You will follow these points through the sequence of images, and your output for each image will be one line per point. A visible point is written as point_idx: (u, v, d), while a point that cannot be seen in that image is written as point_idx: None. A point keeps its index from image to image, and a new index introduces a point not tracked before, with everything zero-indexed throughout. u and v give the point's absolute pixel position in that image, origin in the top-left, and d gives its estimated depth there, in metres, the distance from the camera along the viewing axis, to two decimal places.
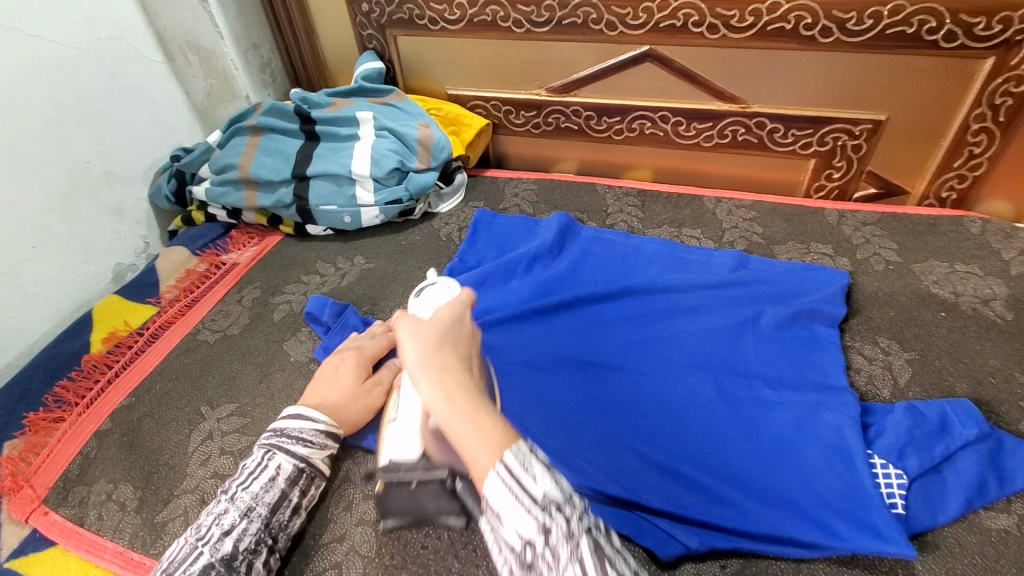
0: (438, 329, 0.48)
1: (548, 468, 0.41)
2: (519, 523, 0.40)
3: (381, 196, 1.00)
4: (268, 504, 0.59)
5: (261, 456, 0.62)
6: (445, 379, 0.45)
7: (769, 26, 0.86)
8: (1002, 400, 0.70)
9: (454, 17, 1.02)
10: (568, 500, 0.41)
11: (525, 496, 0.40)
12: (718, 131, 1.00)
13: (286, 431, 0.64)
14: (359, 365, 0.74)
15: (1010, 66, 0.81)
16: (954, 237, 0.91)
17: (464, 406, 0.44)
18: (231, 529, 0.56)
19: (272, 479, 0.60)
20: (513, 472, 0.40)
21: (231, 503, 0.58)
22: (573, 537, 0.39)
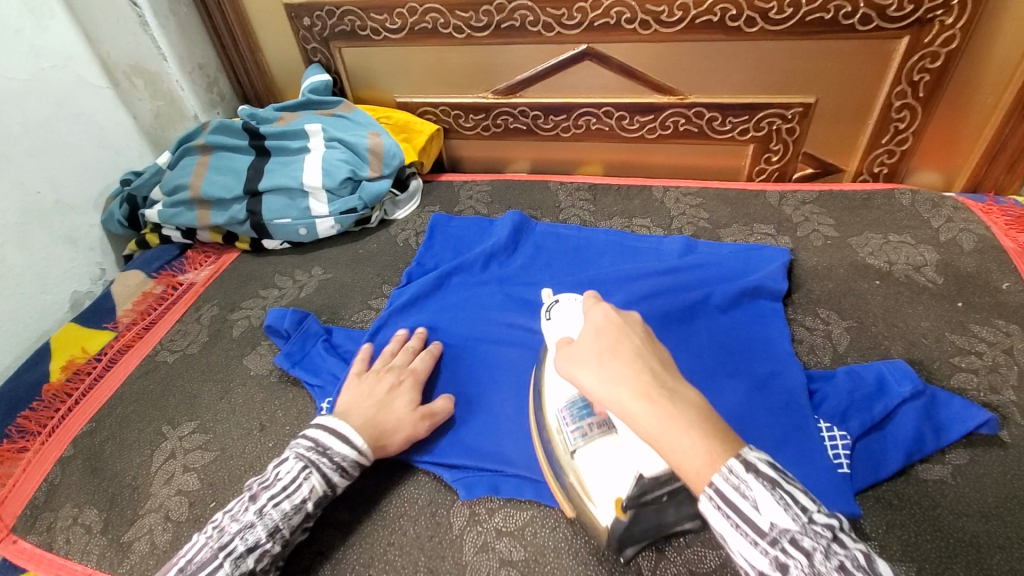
0: (608, 338, 0.50)
1: (770, 492, 0.41)
2: (748, 552, 0.42)
3: (335, 205, 1.00)
4: (292, 526, 0.58)
5: (291, 471, 0.60)
6: (633, 383, 0.46)
7: (697, 19, 0.90)
8: (933, 359, 0.74)
9: (395, 26, 1.03)
10: (804, 531, 0.40)
11: (748, 529, 0.42)
12: (660, 123, 1.03)
13: (328, 452, 0.61)
14: (411, 389, 0.71)
15: (924, 44, 0.86)
16: (887, 209, 0.96)
17: (663, 415, 0.44)
18: (254, 550, 0.55)
19: (303, 502, 0.59)
20: (730, 503, 0.42)
21: (259, 518, 0.57)
22: (817, 572, 0.39)
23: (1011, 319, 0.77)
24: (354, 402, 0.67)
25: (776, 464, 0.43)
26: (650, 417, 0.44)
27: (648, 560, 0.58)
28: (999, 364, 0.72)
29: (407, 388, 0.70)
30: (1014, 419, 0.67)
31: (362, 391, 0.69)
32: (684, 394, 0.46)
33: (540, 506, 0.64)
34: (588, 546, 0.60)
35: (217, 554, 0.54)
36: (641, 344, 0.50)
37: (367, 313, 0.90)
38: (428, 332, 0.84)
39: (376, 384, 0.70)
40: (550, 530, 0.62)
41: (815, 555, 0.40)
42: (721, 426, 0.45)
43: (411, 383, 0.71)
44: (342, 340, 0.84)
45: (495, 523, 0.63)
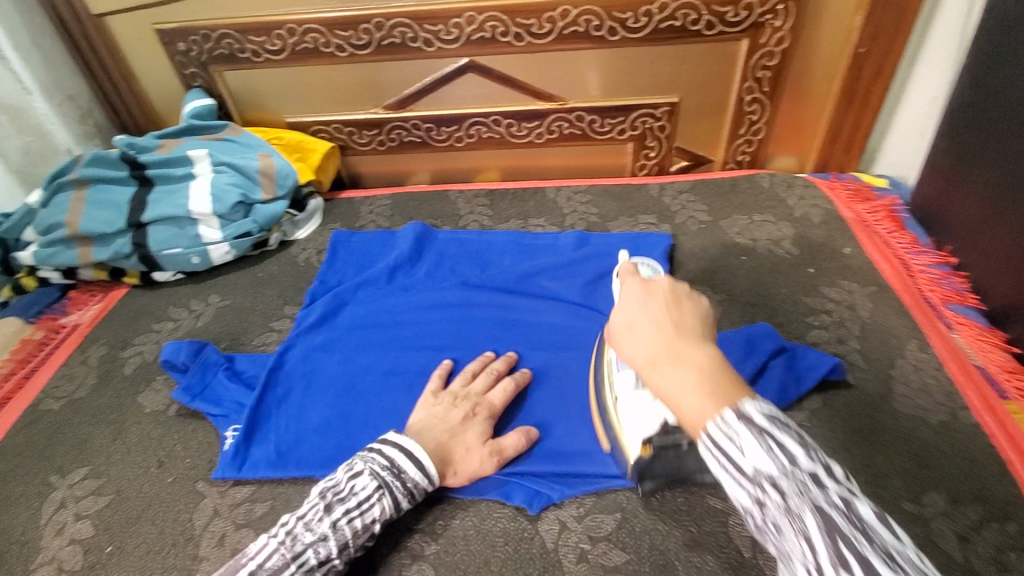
0: (631, 306, 0.53)
1: (759, 440, 0.39)
2: (734, 491, 0.40)
3: (228, 230, 0.98)
4: (359, 544, 0.58)
5: (364, 487, 0.59)
6: (646, 351, 0.49)
7: (565, 29, 0.97)
8: (791, 319, 0.84)
9: (276, 47, 1.03)
10: (787, 475, 0.38)
11: (735, 471, 0.40)
12: (546, 127, 1.10)
13: (402, 475, 0.61)
14: (484, 420, 0.69)
15: (761, 44, 0.98)
16: (751, 193, 1.06)
17: (671, 369, 0.46)
18: (324, 562, 0.56)
19: (372, 523, 0.58)
20: (719, 447, 0.41)
21: (332, 532, 0.56)
22: (793, 512, 0.37)
23: (852, 278, 0.89)
24: (428, 423, 0.67)
25: (766, 415, 0.41)
26: (663, 381, 0.46)
27: (552, 533, 0.63)
28: (843, 318, 0.83)
29: (481, 419, 0.69)
30: (856, 363, 0.78)
31: (438, 413, 0.68)
32: (697, 355, 0.46)
33: (449, 500, 0.66)
34: (495, 530, 0.64)
35: (290, 562, 0.54)
36: (665, 309, 0.51)
37: (270, 336, 0.88)
38: (337, 347, 0.83)
39: (450, 411, 0.68)
40: (460, 520, 0.65)
41: (795, 502, 0.37)
42: (734, 386, 0.43)
43: (483, 414, 0.69)
44: (245, 365, 0.82)
45: (407, 521, 0.65)
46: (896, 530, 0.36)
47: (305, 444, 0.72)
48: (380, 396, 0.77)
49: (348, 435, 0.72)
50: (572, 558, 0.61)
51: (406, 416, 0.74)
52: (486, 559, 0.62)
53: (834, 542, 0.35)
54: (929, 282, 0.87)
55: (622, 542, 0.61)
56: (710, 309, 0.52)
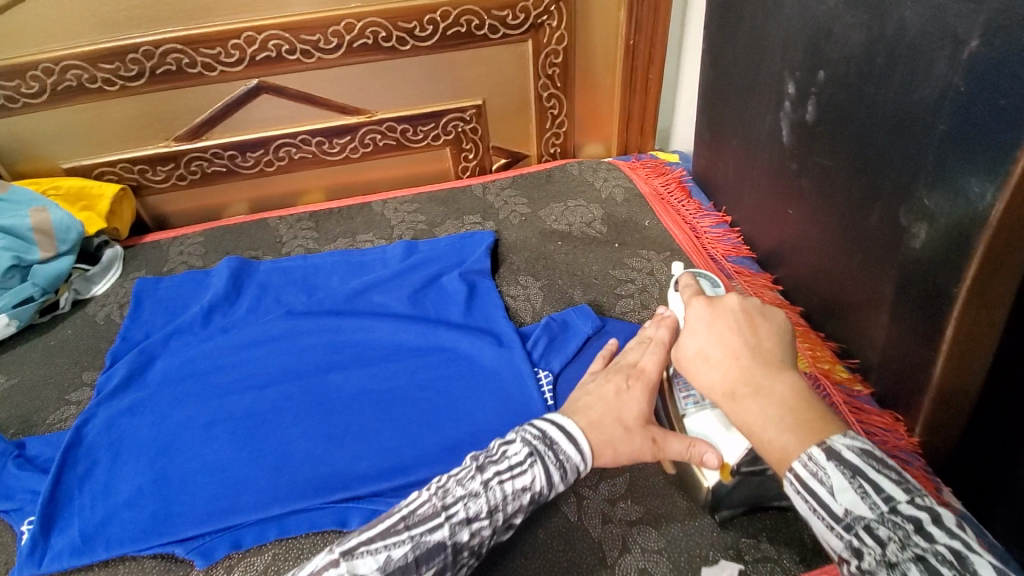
0: (702, 332, 0.54)
1: (849, 480, 0.41)
2: (825, 535, 0.43)
3: (4, 299, 0.87)
4: (511, 511, 0.53)
5: (518, 451, 0.55)
6: (721, 382, 0.51)
7: (354, 43, 0.97)
8: (604, 294, 0.91)
9: (32, 90, 0.92)
10: (880, 520, 0.40)
11: (824, 513, 0.42)
12: (359, 141, 1.09)
13: (556, 446, 0.55)
14: (644, 392, 0.59)
15: (545, 43, 1.05)
16: (564, 181, 1.14)
17: (750, 400, 0.48)
18: (472, 520, 0.51)
19: (523, 490, 0.53)
20: (805, 484, 0.43)
21: (485, 491, 0.52)
22: (895, 566, 0.38)
23: (651, 248, 0.98)
24: (586, 402, 0.59)
25: (848, 452, 0.42)
26: (740, 414, 0.48)
27: None
28: (646, 285, 0.92)
29: (641, 394, 0.59)
30: None
31: (591, 389, 0.61)
32: (776, 385, 0.48)
33: (284, 542, 0.64)
34: None
35: (441, 512, 0.51)
36: (737, 336, 0.52)
37: (68, 410, 0.79)
38: (147, 407, 0.77)
39: (603, 386, 0.60)
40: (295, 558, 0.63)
41: (893, 547, 0.39)
42: (816, 418, 0.45)
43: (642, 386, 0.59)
44: (38, 450, 0.73)
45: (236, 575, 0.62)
46: None
47: (114, 520, 0.66)
48: (201, 449, 0.72)
49: (167, 498, 0.67)
50: None
51: (230, 465, 0.70)
52: None
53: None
54: (713, 242, 0.99)
55: None
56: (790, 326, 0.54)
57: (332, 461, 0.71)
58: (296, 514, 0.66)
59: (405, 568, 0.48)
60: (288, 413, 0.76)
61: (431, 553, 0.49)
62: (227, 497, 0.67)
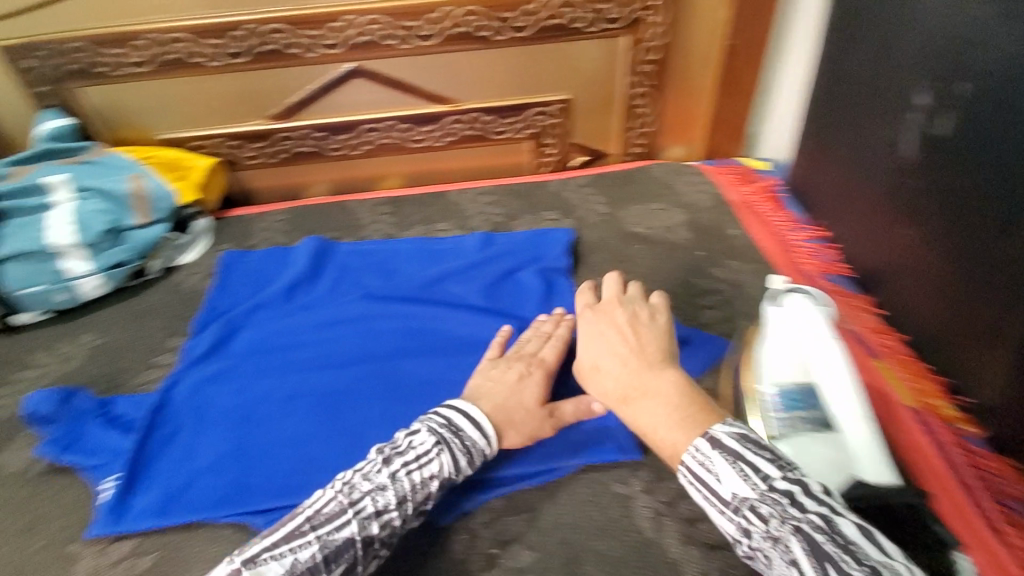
0: (592, 344, 0.66)
1: (731, 464, 0.50)
2: (721, 522, 0.50)
3: (100, 261, 0.90)
4: (416, 502, 0.56)
5: (418, 444, 0.58)
6: (615, 389, 0.61)
7: (450, 31, 0.96)
8: (686, 302, 0.86)
9: (140, 60, 0.95)
10: (761, 498, 0.48)
11: (716, 499, 0.50)
12: (443, 130, 1.08)
13: (461, 432, 0.60)
14: (541, 376, 0.69)
15: (642, 40, 1.01)
16: (645, 182, 1.10)
17: (635, 402, 0.59)
18: (371, 514, 0.54)
19: (430, 478, 0.57)
20: (696, 474, 0.51)
21: (393, 483, 0.55)
22: (778, 539, 0.46)
23: (739, 257, 0.92)
24: (487, 387, 0.67)
25: (721, 437, 0.52)
26: (633, 415, 0.59)
27: (462, 544, 0.61)
28: (730, 298, 0.85)
29: (538, 378, 0.68)
30: None
31: (495, 376, 0.68)
32: (660, 384, 0.59)
33: None
34: (404, 549, 0.61)
35: (347, 510, 0.53)
36: (625, 346, 0.64)
37: (152, 373, 0.81)
38: (228, 377, 0.78)
39: (505, 373, 0.68)
40: None
41: (774, 521, 0.46)
42: (698, 412, 0.55)
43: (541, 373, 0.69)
44: (124, 409, 0.75)
45: None
46: (879, 546, 0.45)
47: (194, 485, 0.66)
48: (278, 424, 0.72)
49: (245, 469, 0.67)
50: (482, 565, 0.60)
51: (306, 441, 0.70)
52: None
53: (818, 567, 0.43)
54: (807, 256, 0.92)
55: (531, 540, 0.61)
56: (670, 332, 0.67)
57: None
58: None
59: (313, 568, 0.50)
60: (363, 396, 0.75)
61: (342, 546, 0.51)
62: (302, 473, 0.67)
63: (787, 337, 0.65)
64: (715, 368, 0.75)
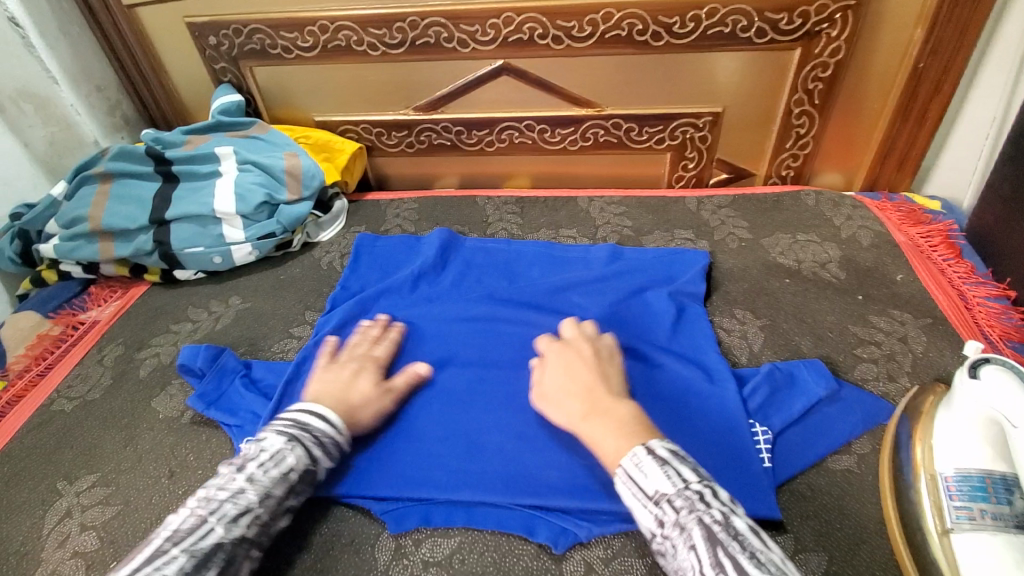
0: (556, 370, 0.67)
1: (661, 467, 0.52)
2: (641, 516, 0.51)
3: (251, 231, 0.96)
4: (281, 496, 0.57)
5: (270, 445, 0.58)
6: (577, 406, 0.62)
7: (606, 33, 0.93)
8: (840, 351, 0.77)
9: (308, 44, 1.00)
10: (678, 493, 0.50)
11: (641, 495, 0.52)
12: (581, 134, 1.05)
13: (309, 427, 0.61)
14: (374, 369, 0.73)
15: (815, 55, 0.92)
16: (794, 210, 1.01)
17: (594, 418, 0.59)
18: (245, 510, 0.54)
19: (290, 472, 0.57)
20: (631, 477, 0.53)
21: (248, 484, 0.55)
22: (685, 528, 0.48)
23: (905, 308, 0.81)
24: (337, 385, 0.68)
25: (658, 446, 0.54)
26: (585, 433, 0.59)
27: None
28: (896, 352, 0.76)
29: (372, 369, 0.73)
30: None
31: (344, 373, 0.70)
32: (618, 408, 0.59)
33: (469, 532, 0.62)
34: (517, 568, 0.59)
35: (205, 518, 0.53)
36: (590, 376, 0.64)
37: (289, 343, 0.85)
38: None
39: (340, 371, 0.71)
40: (479, 554, 0.60)
41: (686, 512, 0.49)
42: (646, 432, 0.56)
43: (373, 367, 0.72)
44: (264, 373, 0.79)
45: (423, 554, 0.61)
46: (762, 539, 0.48)
47: None
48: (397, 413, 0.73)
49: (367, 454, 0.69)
50: None
51: (425, 436, 0.70)
52: None
53: (715, 550, 0.47)
54: (987, 317, 0.79)
55: None
56: (620, 378, 0.66)
57: (523, 460, 0.67)
58: (484, 506, 0.64)
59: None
60: (481, 399, 0.74)
61: (213, 548, 0.51)
62: (420, 469, 0.67)
63: (972, 412, 0.58)
64: (874, 432, 0.66)
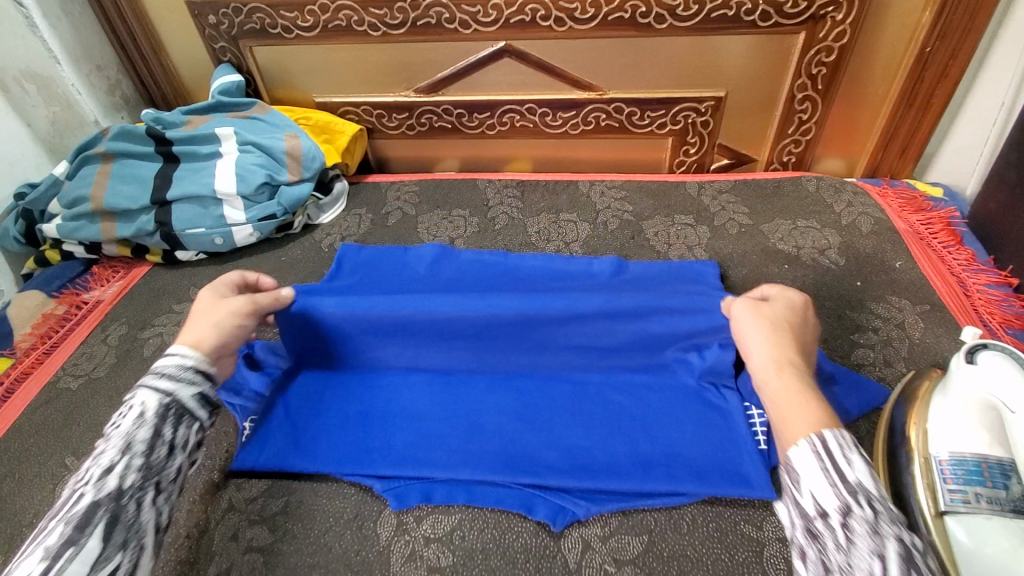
0: (786, 322, 0.57)
1: (869, 464, 0.42)
2: (819, 491, 0.42)
3: (252, 213, 0.96)
4: (146, 437, 0.50)
5: (125, 397, 0.53)
6: (782, 358, 0.52)
7: (609, 15, 0.92)
8: (836, 336, 0.77)
9: (308, 23, 0.99)
10: (880, 499, 0.41)
11: (834, 473, 0.42)
12: (583, 118, 1.05)
13: (154, 368, 0.55)
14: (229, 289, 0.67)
15: (819, 39, 0.91)
16: (795, 196, 1.01)
17: (792, 380, 0.49)
18: (111, 466, 0.48)
19: (142, 414, 0.51)
20: (828, 453, 0.43)
21: (107, 444, 0.49)
22: (879, 534, 0.38)
23: (903, 295, 0.82)
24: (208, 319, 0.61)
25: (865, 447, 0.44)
26: (773, 390, 0.50)
27: (575, 553, 0.59)
28: (893, 338, 0.76)
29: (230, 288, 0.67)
30: None
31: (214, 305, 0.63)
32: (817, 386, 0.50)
33: (469, 510, 0.63)
34: (516, 544, 0.60)
35: (73, 490, 0.47)
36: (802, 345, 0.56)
37: None
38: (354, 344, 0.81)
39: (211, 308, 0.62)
40: (478, 532, 0.61)
41: (884, 520, 0.39)
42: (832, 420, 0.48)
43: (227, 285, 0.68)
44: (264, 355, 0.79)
45: (424, 531, 0.62)
46: None
47: (322, 440, 0.70)
48: (398, 394, 0.75)
49: (367, 434, 0.70)
50: None
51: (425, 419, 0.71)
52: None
53: (908, 572, 0.37)
54: (986, 304, 0.79)
55: (649, 568, 0.57)
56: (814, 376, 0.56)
57: (523, 442, 0.68)
58: (485, 485, 0.65)
59: (69, 540, 0.42)
60: (482, 385, 0.75)
61: (90, 510, 0.45)
62: (421, 450, 0.68)
63: (966, 397, 0.59)
64: (868, 416, 0.67)
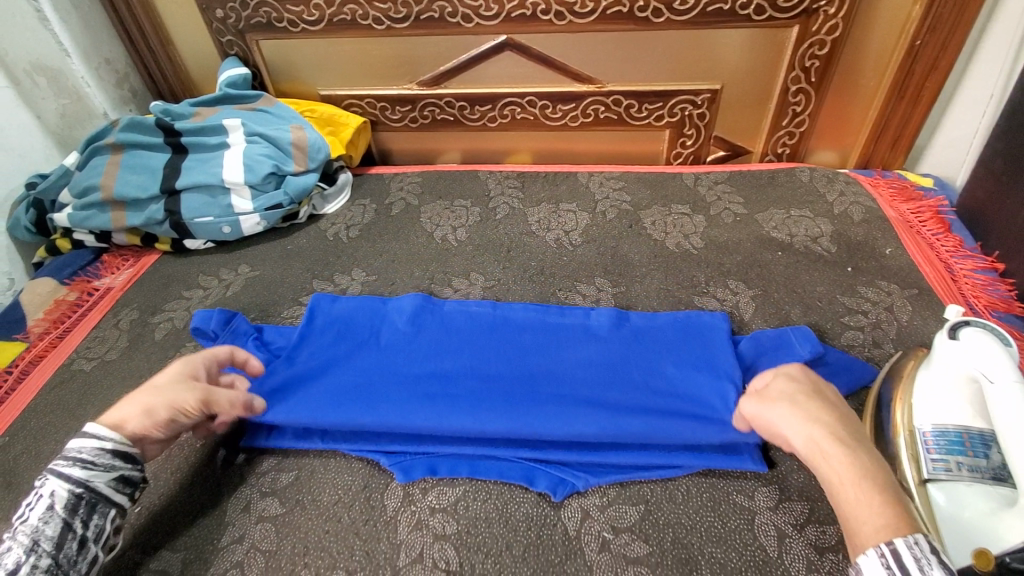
0: (801, 392, 0.58)
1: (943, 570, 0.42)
2: None
3: (259, 202, 0.99)
4: (54, 535, 0.51)
5: (34, 487, 0.54)
6: (814, 436, 0.53)
7: (608, 9, 0.94)
8: (827, 319, 0.80)
9: (313, 17, 1.02)
10: None
11: None
12: (582, 111, 1.07)
13: (65, 454, 0.55)
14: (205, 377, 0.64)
15: (812, 32, 0.94)
16: (789, 186, 1.03)
17: (837, 463, 0.50)
18: (15, 567, 0.48)
19: (52, 508, 0.52)
20: (900, 563, 0.43)
21: (13, 542, 0.50)
22: None
23: (892, 280, 0.84)
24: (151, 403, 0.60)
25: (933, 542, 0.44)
26: (825, 473, 0.50)
27: (574, 521, 0.62)
28: (882, 321, 0.79)
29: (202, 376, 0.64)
30: None
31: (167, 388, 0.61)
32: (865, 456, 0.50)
33: (474, 482, 0.66)
34: (518, 513, 0.63)
35: None
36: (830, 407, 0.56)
37: (299, 309, 0.88)
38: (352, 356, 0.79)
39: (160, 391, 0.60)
40: (482, 502, 0.64)
41: None
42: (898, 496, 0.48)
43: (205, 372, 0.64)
44: (273, 337, 0.82)
45: (429, 501, 0.64)
46: None
47: None
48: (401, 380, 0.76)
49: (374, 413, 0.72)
50: (594, 547, 0.59)
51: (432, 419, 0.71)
52: (508, 544, 0.60)
53: None
54: (974, 288, 0.82)
55: (645, 534, 0.60)
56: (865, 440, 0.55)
57: None
58: (491, 460, 0.67)
59: None
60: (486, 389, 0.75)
61: None
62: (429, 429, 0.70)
63: (953, 374, 0.61)
64: (856, 394, 0.69)
